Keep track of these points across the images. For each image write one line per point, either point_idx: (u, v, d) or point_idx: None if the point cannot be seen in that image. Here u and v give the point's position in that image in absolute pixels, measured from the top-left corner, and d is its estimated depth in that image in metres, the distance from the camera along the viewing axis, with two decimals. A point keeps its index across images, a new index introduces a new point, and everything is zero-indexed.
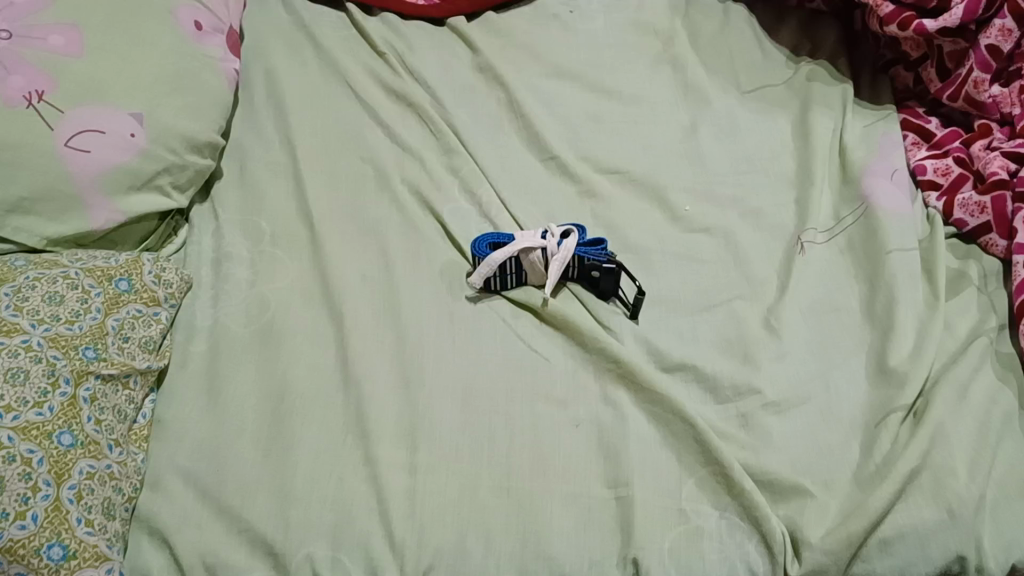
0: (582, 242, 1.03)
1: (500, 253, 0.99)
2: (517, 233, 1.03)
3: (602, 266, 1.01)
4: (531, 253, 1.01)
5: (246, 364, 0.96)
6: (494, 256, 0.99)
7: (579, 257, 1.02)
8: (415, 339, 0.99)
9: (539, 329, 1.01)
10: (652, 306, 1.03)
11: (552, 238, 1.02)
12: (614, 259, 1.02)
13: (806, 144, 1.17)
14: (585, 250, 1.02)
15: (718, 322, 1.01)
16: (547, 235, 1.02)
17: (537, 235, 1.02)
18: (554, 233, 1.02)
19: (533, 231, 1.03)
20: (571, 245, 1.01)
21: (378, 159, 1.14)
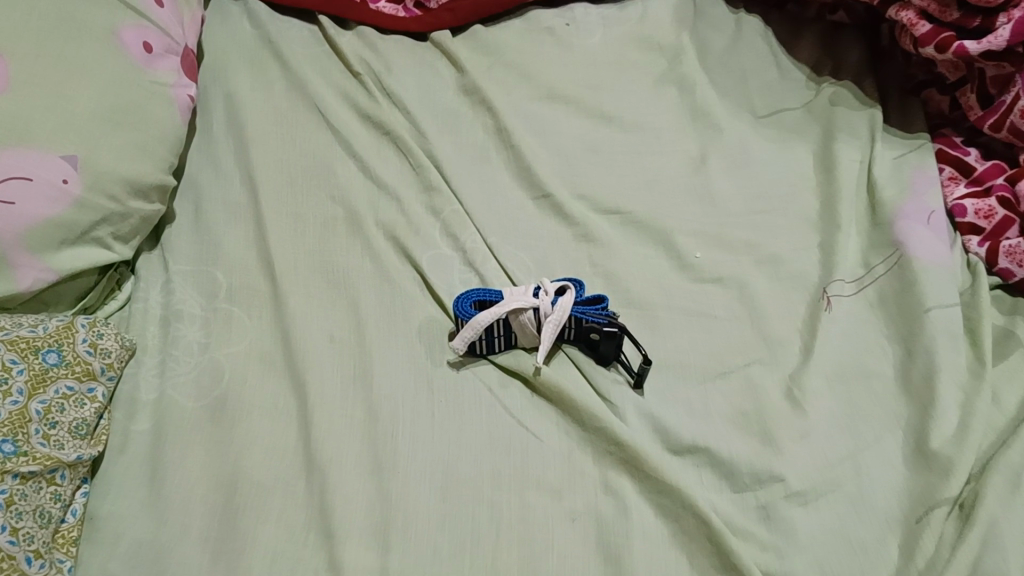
0: (580, 300, 0.91)
1: (486, 314, 0.87)
2: (507, 291, 0.91)
3: (603, 328, 0.88)
4: (523, 315, 0.89)
5: (195, 448, 0.84)
6: (479, 318, 0.87)
7: (576, 317, 0.90)
8: (389, 415, 0.86)
9: (528, 401, 0.89)
10: (658, 372, 0.91)
11: (545, 296, 0.90)
12: (616, 319, 0.90)
13: (830, 179, 1.05)
14: (583, 309, 0.90)
15: (734, 391, 0.89)
16: (541, 293, 0.90)
17: (530, 293, 0.90)
18: (548, 290, 0.90)
19: (525, 289, 0.91)
20: (567, 305, 0.89)
21: (350, 200, 1.01)
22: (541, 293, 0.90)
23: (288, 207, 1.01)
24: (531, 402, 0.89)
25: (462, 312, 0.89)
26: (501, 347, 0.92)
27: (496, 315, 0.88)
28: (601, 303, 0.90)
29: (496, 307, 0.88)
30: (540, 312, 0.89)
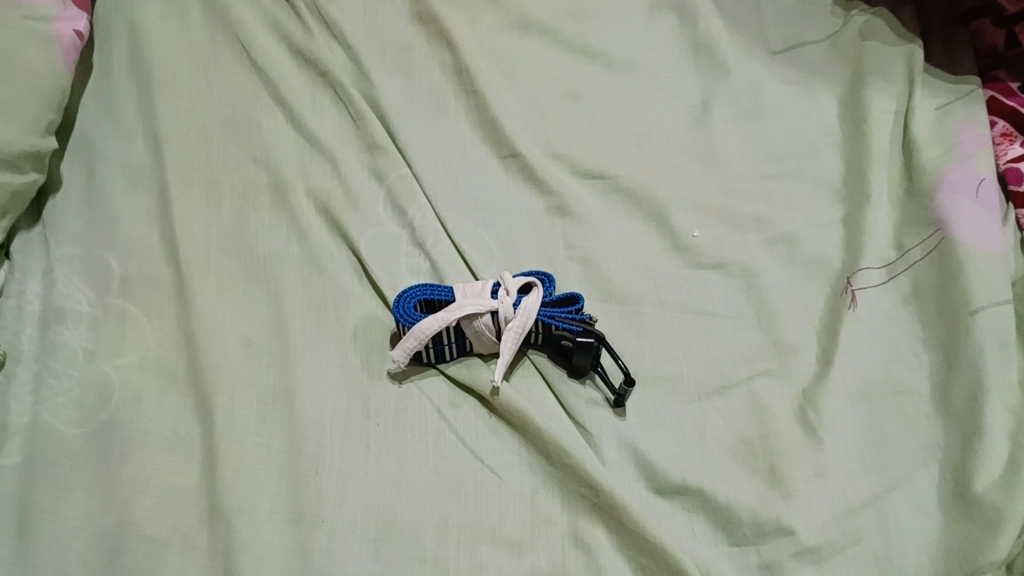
0: (550, 299, 0.74)
1: (431, 321, 0.71)
2: (460, 287, 0.74)
3: (576, 338, 0.72)
4: (478, 319, 0.72)
5: (75, 489, 0.68)
6: (423, 325, 0.71)
7: (544, 322, 0.73)
8: (312, 446, 0.71)
9: (484, 424, 0.73)
10: (644, 389, 0.74)
11: (505, 294, 0.73)
12: (593, 323, 0.74)
13: (858, 136, 0.87)
14: (553, 311, 0.73)
15: (737, 409, 0.74)
16: (501, 290, 0.73)
17: (488, 290, 0.73)
18: (508, 287, 0.73)
19: (483, 284, 0.74)
20: (533, 308, 0.72)
21: (275, 164, 0.85)
22: (501, 291, 0.73)
23: (202, 170, 0.84)
24: (487, 426, 0.73)
25: (403, 314, 0.72)
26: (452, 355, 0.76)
27: (445, 320, 0.71)
28: (576, 304, 0.73)
29: (444, 311, 0.71)
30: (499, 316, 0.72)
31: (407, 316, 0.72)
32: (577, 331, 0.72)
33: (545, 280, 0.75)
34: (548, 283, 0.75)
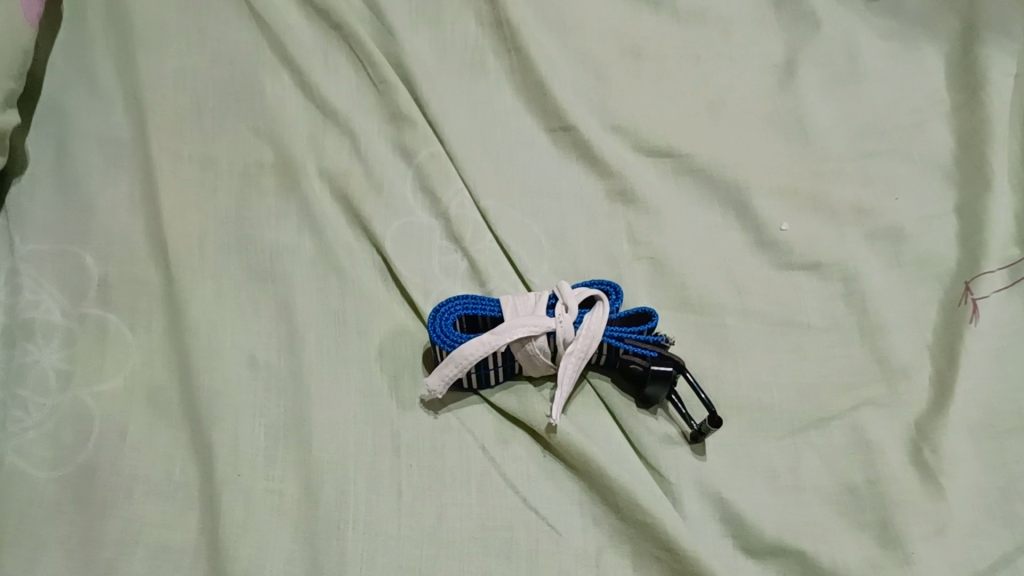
0: (617, 315, 0.62)
1: (475, 346, 0.58)
2: (509, 301, 0.61)
3: (650, 365, 0.60)
4: (532, 341, 0.60)
5: (50, 549, 0.55)
6: (465, 349, 0.58)
7: (610, 345, 0.61)
8: (333, 494, 0.59)
9: (538, 466, 0.61)
10: (728, 422, 0.62)
11: (564, 311, 0.60)
12: (668, 345, 0.61)
13: (971, 107, 0.73)
14: (621, 330, 0.61)
15: (838, 447, 0.62)
16: (560, 306, 0.61)
17: (544, 306, 0.61)
18: (567, 301, 0.61)
19: (537, 298, 0.61)
20: (599, 329, 0.60)
21: (283, 138, 0.72)
22: (560, 307, 0.60)
23: (195, 145, 0.71)
24: (541, 468, 0.61)
25: (441, 332, 0.60)
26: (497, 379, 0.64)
27: (492, 345, 0.59)
28: (649, 323, 0.61)
29: (491, 332, 0.59)
30: (558, 339, 0.60)
31: (447, 338, 0.59)
32: (651, 357, 0.60)
33: (612, 291, 0.62)
34: (615, 296, 0.62)
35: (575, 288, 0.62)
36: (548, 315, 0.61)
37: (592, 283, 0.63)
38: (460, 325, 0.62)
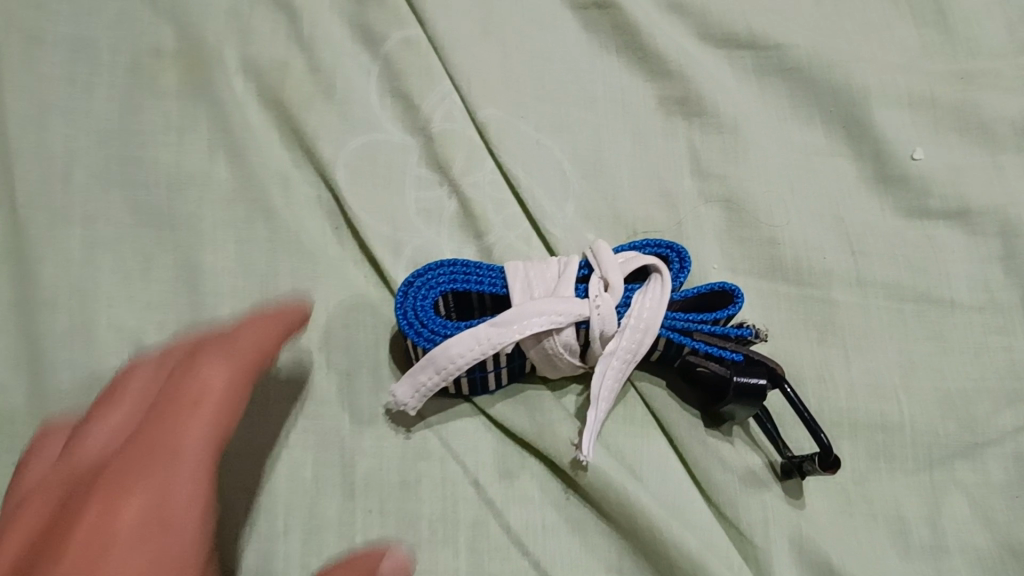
0: (682, 295, 0.41)
1: (467, 344, 0.38)
2: (518, 271, 0.40)
3: (733, 376, 0.40)
4: (554, 335, 0.39)
5: None
6: (450, 349, 0.38)
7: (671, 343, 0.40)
8: (253, 558, 0.39)
9: (558, 514, 0.41)
10: (839, 447, 0.43)
11: (601, 288, 0.39)
12: (757, 340, 0.41)
13: None
14: (687, 318, 0.40)
15: (997, 486, 0.42)
16: (595, 280, 0.40)
17: (571, 280, 0.40)
18: (606, 272, 0.40)
19: (561, 267, 0.41)
20: (655, 318, 0.39)
21: (191, 15, 0.50)
22: (595, 283, 0.40)
23: (64, 24, 0.49)
24: (562, 516, 0.41)
25: (417, 321, 0.39)
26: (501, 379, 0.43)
27: (491, 342, 0.38)
28: (731, 310, 0.40)
29: (490, 323, 0.38)
30: (593, 333, 0.39)
31: (425, 329, 0.39)
32: (733, 363, 0.40)
33: (673, 255, 0.41)
34: (680, 264, 0.41)
35: (618, 253, 0.42)
36: (578, 291, 0.40)
37: (645, 244, 0.42)
38: (444, 305, 0.42)
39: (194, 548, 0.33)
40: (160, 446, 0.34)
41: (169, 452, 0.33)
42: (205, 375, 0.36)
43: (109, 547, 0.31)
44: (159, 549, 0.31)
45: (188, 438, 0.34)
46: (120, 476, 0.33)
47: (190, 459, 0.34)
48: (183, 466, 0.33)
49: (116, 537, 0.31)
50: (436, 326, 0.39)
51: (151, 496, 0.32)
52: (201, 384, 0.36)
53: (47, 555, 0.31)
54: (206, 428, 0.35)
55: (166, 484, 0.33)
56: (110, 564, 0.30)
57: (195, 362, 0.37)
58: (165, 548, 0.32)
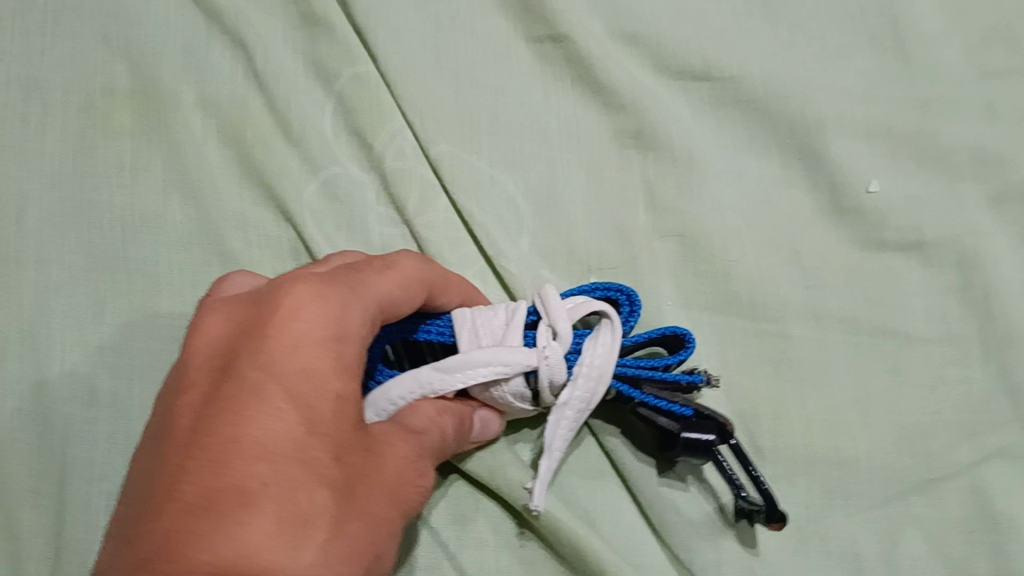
0: (633, 340, 0.41)
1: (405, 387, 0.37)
2: (466, 318, 0.40)
3: (681, 431, 0.39)
4: (501, 384, 0.39)
5: None
6: (390, 391, 0.37)
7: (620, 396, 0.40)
8: None
9: (513, 557, 0.41)
10: (795, 484, 0.42)
11: (549, 335, 0.39)
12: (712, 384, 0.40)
13: None
14: (637, 366, 0.40)
15: (953, 521, 0.42)
16: (545, 328, 0.39)
17: (520, 327, 0.39)
18: (555, 320, 0.39)
19: (509, 314, 0.40)
20: (608, 364, 0.39)
21: (143, 53, 0.49)
22: (544, 331, 0.39)
23: (15, 63, 0.49)
24: (517, 560, 0.41)
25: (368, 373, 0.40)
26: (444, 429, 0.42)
27: (434, 387, 0.38)
28: (681, 356, 0.40)
29: (433, 367, 0.38)
30: (542, 383, 0.38)
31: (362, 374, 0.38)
32: (683, 417, 0.40)
33: (625, 299, 0.41)
34: (629, 308, 0.41)
35: (567, 298, 0.41)
36: (527, 339, 0.40)
37: (595, 287, 0.42)
38: (395, 353, 0.42)
39: (344, 438, 0.32)
40: (292, 345, 0.32)
41: (318, 369, 0.32)
42: (341, 306, 0.33)
43: (272, 450, 0.30)
44: (311, 448, 0.31)
45: (319, 356, 0.32)
46: (276, 367, 0.32)
47: (328, 370, 0.32)
48: (345, 369, 0.33)
49: (267, 445, 0.30)
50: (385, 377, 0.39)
51: (297, 398, 0.31)
52: (339, 319, 0.33)
53: (190, 459, 0.30)
54: (360, 354, 0.34)
55: (319, 395, 0.32)
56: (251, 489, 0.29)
57: (337, 279, 0.34)
58: (317, 448, 0.31)
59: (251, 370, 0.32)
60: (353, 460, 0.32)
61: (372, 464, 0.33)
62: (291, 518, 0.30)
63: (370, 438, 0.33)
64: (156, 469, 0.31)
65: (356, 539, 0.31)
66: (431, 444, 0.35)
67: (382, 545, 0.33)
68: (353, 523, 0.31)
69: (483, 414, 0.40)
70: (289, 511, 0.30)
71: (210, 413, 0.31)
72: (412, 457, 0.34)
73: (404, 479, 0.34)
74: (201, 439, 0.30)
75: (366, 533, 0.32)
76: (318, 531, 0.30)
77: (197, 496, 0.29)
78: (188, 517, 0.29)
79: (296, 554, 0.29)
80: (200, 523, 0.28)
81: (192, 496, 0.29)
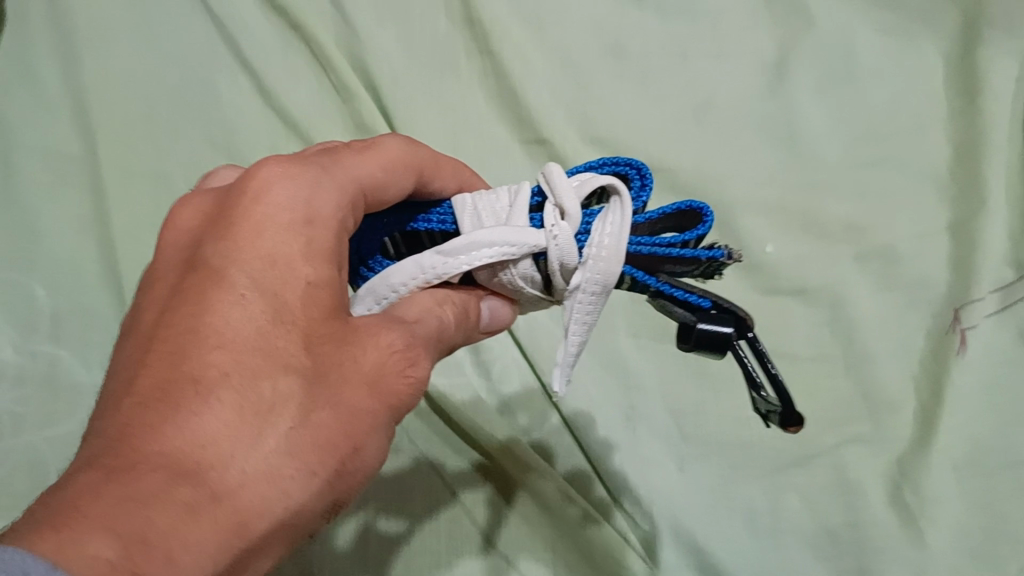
0: (646, 217, 0.42)
1: (407, 272, 0.41)
2: (470, 205, 0.43)
3: (696, 322, 0.40)
4: (510, 267, 0.41)
5: None
6: (390, 279, 0.41)
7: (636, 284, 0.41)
8: None
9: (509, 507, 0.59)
10: (707, 460, 0.61)
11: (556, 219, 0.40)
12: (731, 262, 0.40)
13: (973, 110, 0.69)
14: (651, 245, 0.40)
15: (820, 486, 0.60)
16: (553, 209, 0.40)
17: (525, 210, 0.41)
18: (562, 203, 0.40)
19: (513, 197, 0.42)
20: (616, 247, 0.39)
21: (243, 152, 0.69)
22: (551, 213, 0.40)
23: (149, 160, 0.67)
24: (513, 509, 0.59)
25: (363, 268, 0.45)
26: (454, 415, 0.63)
27: (437, 269, 0.41)
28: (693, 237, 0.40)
29: (436, 252, 0.41)
30: (554, 264, 0.40)
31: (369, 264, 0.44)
32: (700, 308, 0.40)
33: (635, 173, 0.42)
34: (640, 183, 0.42)
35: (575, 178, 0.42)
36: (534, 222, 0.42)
37: (603, 163, 0.43)
38: (394, 247, 0.46)
39: (316, 329, 0.37)
40: (258, 236, 0.38)
41: (282, 256, 0.37)
42: (311, 194, 0.39)
43: (229, 341, 0.35)
44: (275, 336, 0.36)
45: (288, 243, 0.38)
46: (241, 258, 0.37)
47: (295, 257, 0.37)
48: (312, 256, 0.38)
49: (229, 334, 0.36)
50: (380, 267, 0.45)
51: (264, 288, 0.37)
52: (308, 203, 0.39)
53: (157, 353, 0.36)
54: (336, 234, 0.39)
55: (286, 283, 0.37)
56: (203, 403, 0.34)
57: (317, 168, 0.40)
58: (281, 339, 0.36)
59: (214, 264, 0.38)
60: (326, 349, 0.36)
61: (348, 354, 0.37)
62: (250, 406, 0.34)
63: (349, 326, 0.38)
64: (137, 351, 0.37)
65: (326, 427, 0.35)
66: (421, 332, 0.39)
67: (363, 439, 0.37)
68: (323, 410, 0.36)
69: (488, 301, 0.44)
70: (248, 400, 0.34)
71: (187, 296, 0.37)
72: (396, 346, 0.38)
73: (385, 369, 0.38)
74: (172, 326, 0.36)
75: (340, 422, 0.36)
76: (284, 416, 0.35)
77: (161, 386, 0.35)
78: (147, 407, 0.34)
79: (253, 437, 0.34)
80: (160, 411, 0.34)
81: (156, 385, 0.35)
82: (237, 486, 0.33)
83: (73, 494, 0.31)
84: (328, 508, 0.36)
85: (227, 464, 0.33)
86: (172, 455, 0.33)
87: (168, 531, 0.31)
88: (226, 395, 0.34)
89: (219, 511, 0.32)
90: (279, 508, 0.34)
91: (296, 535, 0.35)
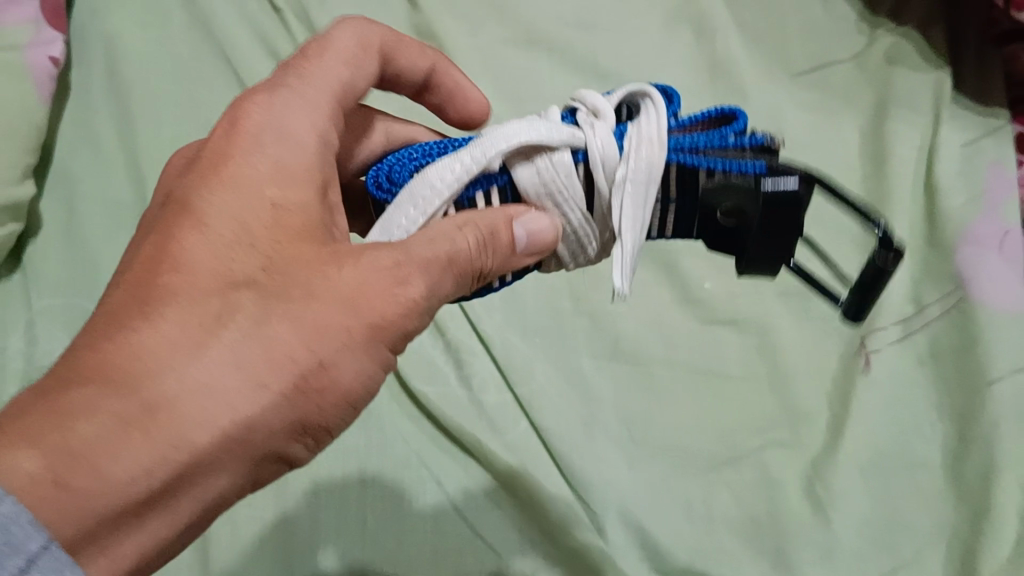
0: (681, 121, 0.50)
1: (448, 165, 0.45)
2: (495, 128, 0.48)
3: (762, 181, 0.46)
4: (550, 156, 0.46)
5: None
6: (431, 174, 0.45)
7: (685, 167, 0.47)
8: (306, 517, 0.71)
9: (485, 496, 0.72)
10: (652, 459, 0.72)
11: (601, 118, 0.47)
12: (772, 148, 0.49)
13: (881, 177, 0.82)
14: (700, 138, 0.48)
15: (746, 482, 0.71)
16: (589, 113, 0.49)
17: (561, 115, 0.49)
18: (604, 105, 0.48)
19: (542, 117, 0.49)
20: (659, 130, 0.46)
21: None
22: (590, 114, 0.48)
23: None
24: (489, 498, 0.72)
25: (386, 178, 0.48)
26: (441, 416, 0.75)
27: (472, 160, 0.45)
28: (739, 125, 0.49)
29: (470, 146, 0.45)
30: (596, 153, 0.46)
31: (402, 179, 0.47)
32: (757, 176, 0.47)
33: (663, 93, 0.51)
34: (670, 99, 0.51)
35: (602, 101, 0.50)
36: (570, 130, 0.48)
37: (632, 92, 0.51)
38: None
39: (280, 246, 0.44)
40: (234, 167, 0.46)
41: (257, 180, 0.46)
42: (287, 129, 0.48)
43: (190, 262, 0.43)
44: (236, 258, 0.44)
45: (259, 171, 0.46)
46: (216, 185, 0.46)
47: (264, 183, 0.46)
48: (280, 183, 0.46)
49: (194, 260, 0.44)
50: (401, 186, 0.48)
51: (235, 210, 0.45)
52: (285, 134, 0.48)
53: (136, 274, 0.44)
54: (307, 161, 0.47)
55: (255, 202, 0.45)
56: (156, 319, 0.42)
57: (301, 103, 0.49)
58: (240, 260, 0.44)
59: (191, 199, 0.46)
60: (289, 272, 0.44)
61: (318, 275, 0.43)
62: (202, 321, 0.42)
63: (325, 249, 0.44)
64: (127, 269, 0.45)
65: (279, 342, 0.42)
66: (436, 231, 0.44)
67: (329, 355, 0.43)
68: (280, 326, 0.42)
69: (523, 223, 0.46)
70: (199, 316, 0.42)
71: (160, 232, 0.45)
72: (386, 262, 0.44)
73: (361, 290, 0.43)
74: (151, 254, 0.45)
75: (296, 338, 0.42)
76: (234, 329, 0.42)
77: (127, 304, 0.43)
78: (107, 325, 0.42)
79: (195, 350, 0.41)
80: (114, 328, 0.42)
81: (124, 303, 0.43)
82: (177, 394, 0.40)
83: (16, 408, 0.39)
84: (290, 423, 0.42)
85: (167, 372, 0.40)
86: (117, 362, 0.40)
87: (88, 439, 0.38)
88: (178, 315, 0.42)
89: (152, 414, 0.39)
90: (223, 421, 0.40)
91: (252, 448, 0.42)
